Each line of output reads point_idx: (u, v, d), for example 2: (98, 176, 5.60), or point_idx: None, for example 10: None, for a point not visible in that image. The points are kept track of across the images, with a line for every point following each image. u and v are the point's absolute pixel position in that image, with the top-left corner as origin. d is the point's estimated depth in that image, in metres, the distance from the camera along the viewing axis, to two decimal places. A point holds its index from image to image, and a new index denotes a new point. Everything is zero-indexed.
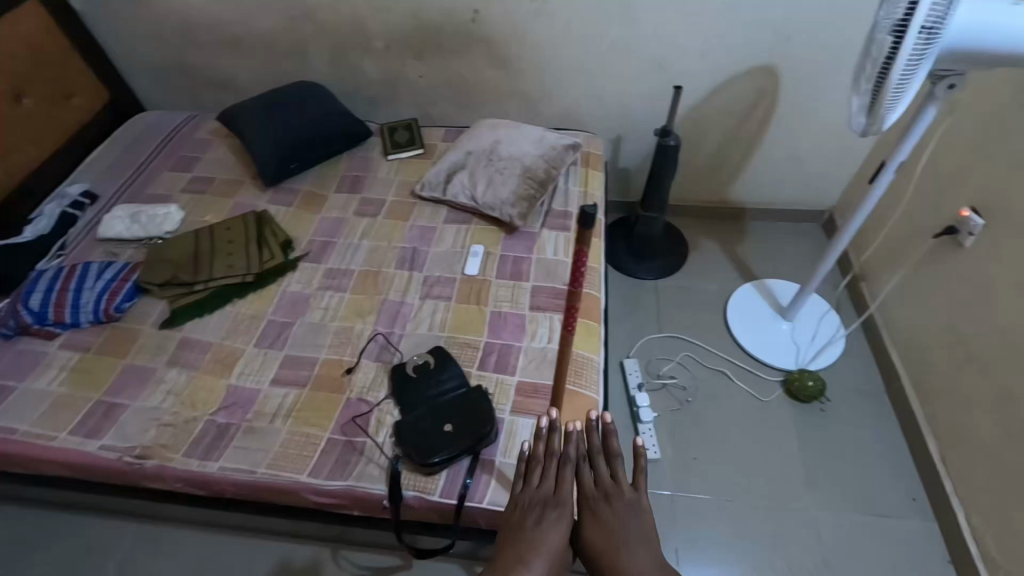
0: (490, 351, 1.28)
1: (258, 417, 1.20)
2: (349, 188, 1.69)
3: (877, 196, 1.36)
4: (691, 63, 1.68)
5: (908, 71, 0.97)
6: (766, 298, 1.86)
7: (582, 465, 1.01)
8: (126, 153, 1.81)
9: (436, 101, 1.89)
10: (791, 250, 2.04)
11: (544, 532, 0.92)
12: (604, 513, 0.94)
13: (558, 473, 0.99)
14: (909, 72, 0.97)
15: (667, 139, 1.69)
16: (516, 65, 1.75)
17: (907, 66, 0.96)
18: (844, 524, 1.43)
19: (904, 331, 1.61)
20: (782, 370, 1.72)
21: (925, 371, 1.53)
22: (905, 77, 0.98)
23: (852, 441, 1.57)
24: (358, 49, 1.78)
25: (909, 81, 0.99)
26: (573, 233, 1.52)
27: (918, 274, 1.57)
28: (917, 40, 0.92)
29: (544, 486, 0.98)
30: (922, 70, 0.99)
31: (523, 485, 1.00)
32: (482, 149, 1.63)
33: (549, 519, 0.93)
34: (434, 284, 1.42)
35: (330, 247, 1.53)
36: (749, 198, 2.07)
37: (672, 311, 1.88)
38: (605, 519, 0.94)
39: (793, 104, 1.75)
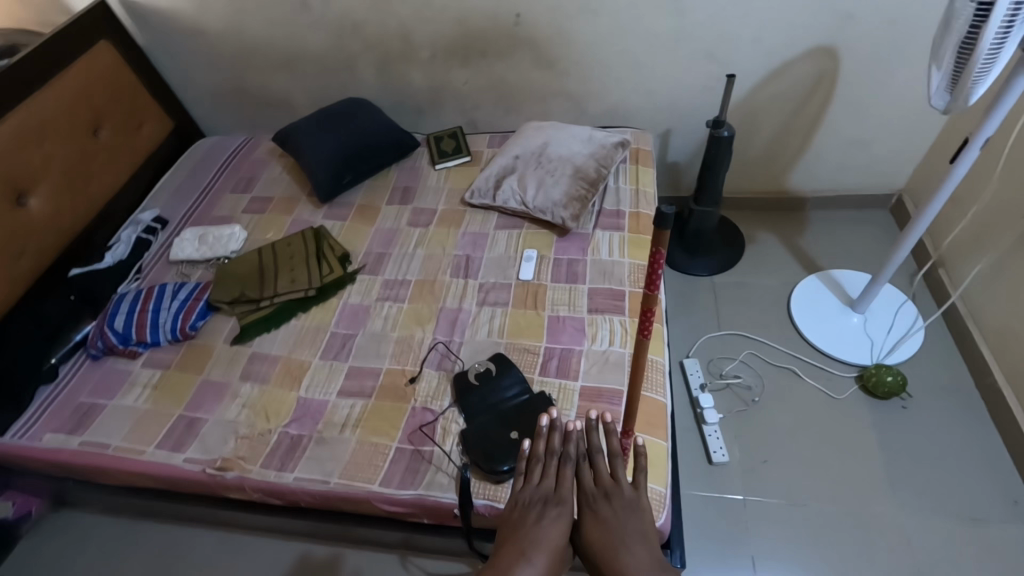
0: (551, 355, 1.27)
1: (328, 428, 1.23)
2: (400, 199, 1.72)
3: (959, 176, 1.26)
4: (743, 49, 1.62)
5: (999, 41, 0.90)
6: (833, 290, 1.77)
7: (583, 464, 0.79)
8: (191, 178, 1.91)
9: (480, 107, 1.90)
10: (858, 237, 1.93)
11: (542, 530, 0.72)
12: (608, 514, 0.74)
13: (556, 472, 0.78)
14: (999, 41, 0.90)
15: (720, 130, 1.64)
16: (560, 66, 1.74)
17: (997, 36, 0.89)
18: (936, 529, 1.34)
19: (993, 320, 1.50)
20: (856, 365, 1.63)
21: (1021, 362, 1.41)
22: (995, 48, 0.91)
23: (940, 440, 1.47)
24: (403, 62, 1.81)
25: (1000, 51, 0.92)
26: (628, 232, 1.49)
27: (1006, 258, 1.45)
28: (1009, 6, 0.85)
29: (544, 485, 0.78)
30: (1016, 38, 0.91)
31: (521, 483, 0.79)
32: (529, 152, 1.63)
33: (549, 516, 0.74)
34: (490, 290, 1.42)
35: (386, 258, 1.56)
36: (808, 186, 1.97)
37: (732, 308, 1.81)
38: (607, 520, 0.73)
39: (855, 83, 1.66)
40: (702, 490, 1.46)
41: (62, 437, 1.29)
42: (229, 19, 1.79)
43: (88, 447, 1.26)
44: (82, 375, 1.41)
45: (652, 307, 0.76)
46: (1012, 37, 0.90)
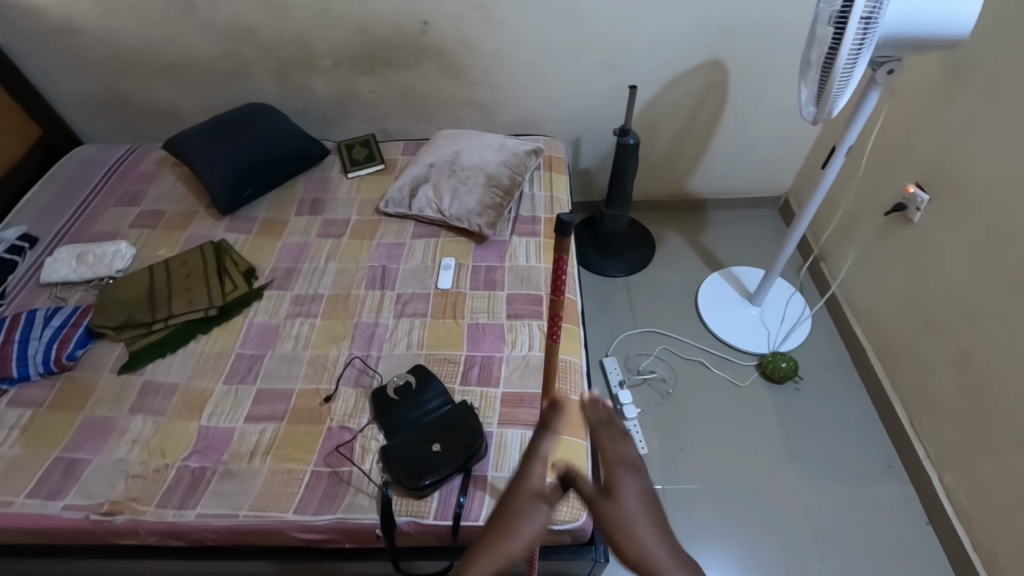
0: (471, 364, 1.27)
1: (235, 458, 1.14)
2: (310, 210, 1.65)
3: (829, 179, 1.41)
4: (642, 62, 1.72)
5: (853, 59, 1.01)
6: (733, 286, 1.92)
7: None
8: (65, 191, 1.71)
9: (391, 115, 1.86)
10: (752, 237, 2.10)
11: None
12: None
13: None
14: (854, 59, 1.02)
15: (626, 138, 1.72)
16: (470, 74, 1.74)
17: (851, 54, 1.01)
18: (828, 498, 1.48)
19: (865, 306, 1.68)
20: (755, 354, 1.77)
21: (888, 342, 1.60)
22: (850, 66, 1.02)
23: (827, 416, 1.63)
24: (306, 67, 1.73)
25: (854, 68, 1.03)
26: (544, 237, 1.52)
27: (872, 251, 1.64)
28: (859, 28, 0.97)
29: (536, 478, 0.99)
30: (866, 57, 1.03)
31: None
32: (443, 160, 1.62)
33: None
34: (407, 301, 1.40)
35: (296, 272, 1.48)
36: (707, 190, 2.12)
37: (645, 307, 1.91)
38: None
39: (742, 96, 1.81)
40: None
41: None
42: (102, 17, 1.63)
43: None
44: None
45: (559, 312, 0.78)
46: (864, 56, 1.02)
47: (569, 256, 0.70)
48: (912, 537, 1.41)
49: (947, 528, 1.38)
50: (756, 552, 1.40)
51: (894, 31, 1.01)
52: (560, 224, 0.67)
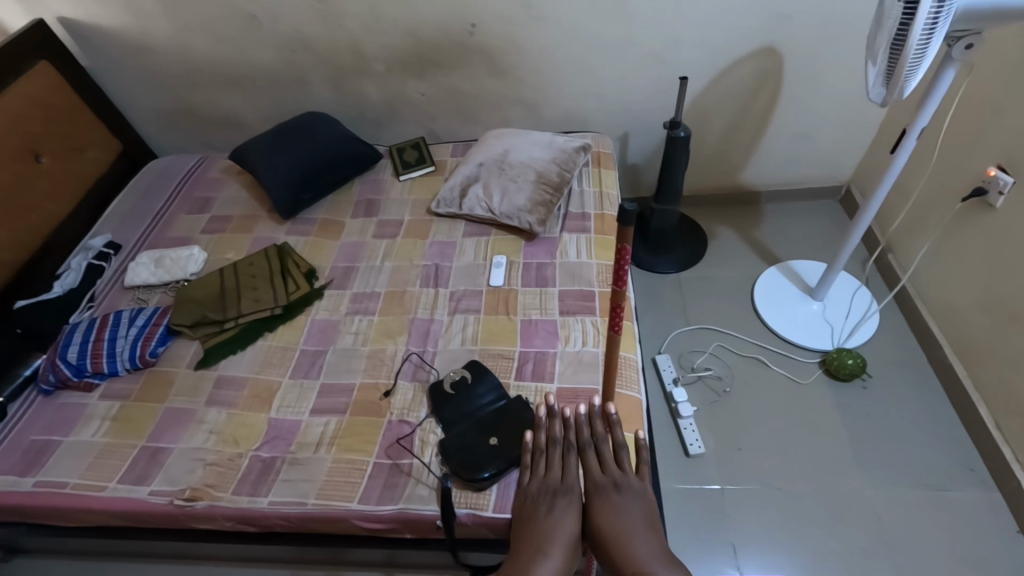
0: (525, 360, 1.28)
1: (301, 448, 1.19)
2: (365, 212, 1.71)
3: (899, 165, 1.33)
4: (693, 53, 1.68)
5: (928, 36, 0.96)
6: (793, 280, 1.84)
7: (584, 456, 1.03)
8: (144, 201, 1.84)
9: (440, 117, 1.90)
10: (812, 228, 2.01)
11: (557, 524, 0.96)
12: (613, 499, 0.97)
13: (561, 462, 1.03)
14: (928, 37, 0.96)
15: (677, 131, 1.68)
16: (517, 73, 1.76)
17: (926, 32, 0.96)
18: (902, 502, 1.39)
19: (941, 300, 1.57)
20: (818, 350, 1.69)
21: (967, 338, 1.49)
22: (924, 44, 0.97)
23: (900, 416, 1.53)
24: (360, 73, 1.79)
25: (929, 46, 0.98)
26: (594, 233, 1.52)
27: (948, 240, 1.53)
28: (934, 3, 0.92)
29: (551, 475, 1.02)
30: (943, 34, 0.98)
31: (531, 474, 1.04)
32: (493, 159, 1.63)
33: (561, 506, 0.98)
34: (460, 298, 1.42)
35: (353, 272, 1.54)
36: (762, 182, 2.05)
37: (698, 303, 1.86)
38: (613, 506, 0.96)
39: (799, 82, 1.74)
40: (681, 483, 1.48)
41: (13, 479, 1.21)
42: (176, 36, 1.75)
43: (43, 487, 1.19)
44: (34, 413, 1.33)
45: (622, 301, 0.77)
46: (940, 32, 0.97)
47: (632, 246, 0.70)
48: (1001, 548, 1.31)
49: None
50: (822, 557, 1.34)
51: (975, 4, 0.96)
52: (624, 213, 0.66)
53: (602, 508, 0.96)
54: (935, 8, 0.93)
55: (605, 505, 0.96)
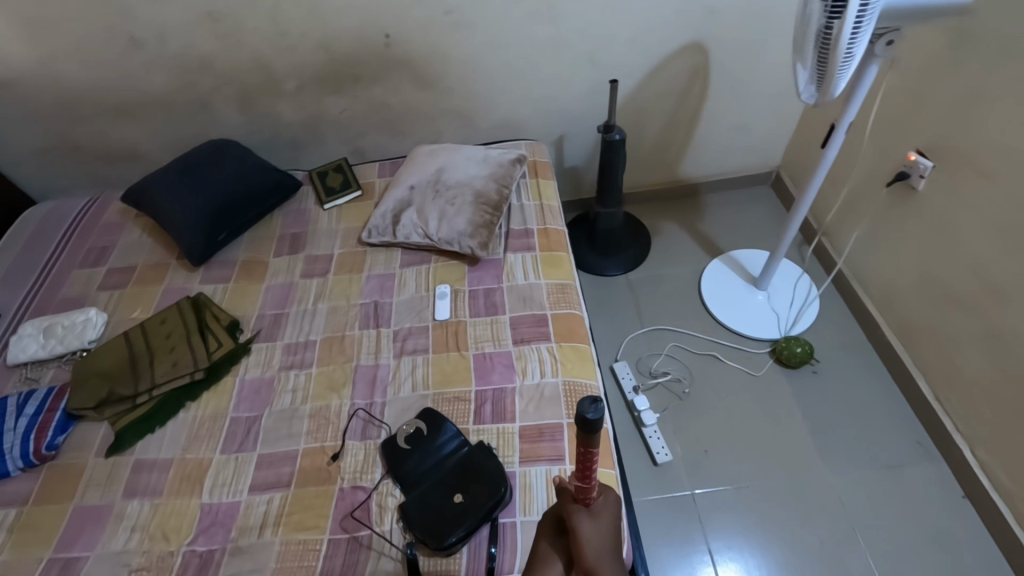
0: (483, 400, 1.19)
1: (243, 534, 1.06)
2: (290, 248, 1.55)
3: (831, 158, 1.34)
4: (622, 52, 1.64)
5: (856, 32, 0.94)
6: (737, 272, 1.87)
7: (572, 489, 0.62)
8: (25, 257, 1.60)
9: (364, 135, 1.76)
10: (749, 217, 2.05)
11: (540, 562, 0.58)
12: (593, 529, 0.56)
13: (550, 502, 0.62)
14: (857, 32, 0.94)
15: (612, 134, 1.64)
16: (443, 84, 1.65)
17: (854, 28, 0.93)
18: (861, 483, 1.44)
19: (875, 280, 1.63)
20: (768, 341, 1.72)
21: (903, 316, 1.55)
22: (854, 40, 0.94)
23: (849, 397, 1.59)
24: (267, 95, 1.63)
25: (858, 42, 0.96)
26: (540, 250, 1.45)
27: (878, 223, 1.58)
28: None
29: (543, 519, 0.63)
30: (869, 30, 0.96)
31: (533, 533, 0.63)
32: (425, 180, 1.52)
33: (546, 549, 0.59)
34: (406, 337, 1.32)
35: (284, 319, 1.39)
36: (698, 174, 2.06)
37: (650, 304, 1.86)
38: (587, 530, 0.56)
39: (726, 76, 1.74)
40: (652, 493, 1.47)
41: None
42: (41, 65, 1.51)
43: None
44: None
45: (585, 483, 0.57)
46: (868, 27, 0.94)
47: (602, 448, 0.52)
48: (951, 516, 1.38)
49: (985, 503, 1.35)
50: (795, 549, 1.36)
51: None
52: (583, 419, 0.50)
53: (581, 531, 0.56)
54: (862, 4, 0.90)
55: (591, 526, 0.57)
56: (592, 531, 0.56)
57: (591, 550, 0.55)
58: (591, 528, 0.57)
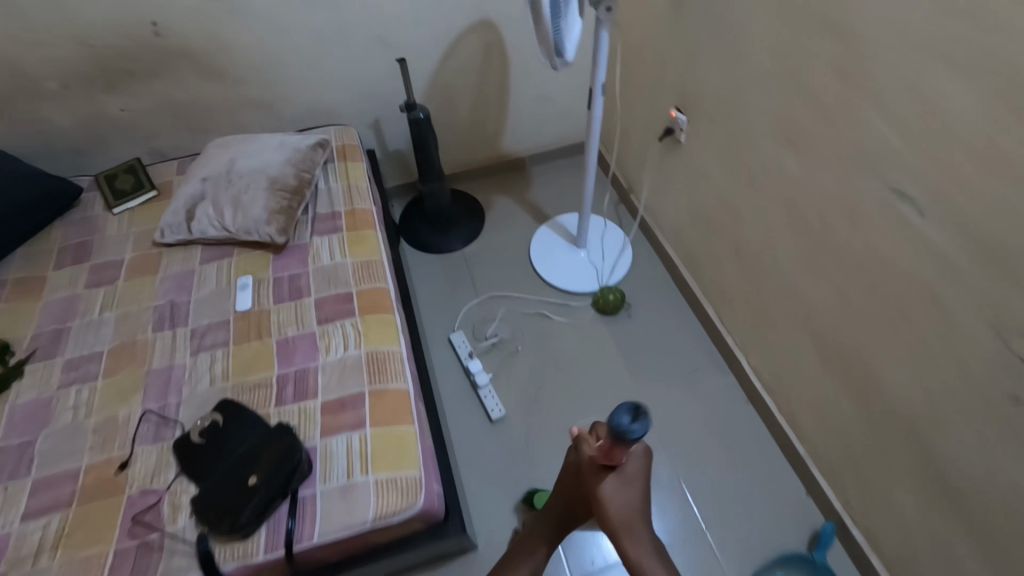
0: (285, 382, 1.19)
1: (14, 565, 0.98)
2: (73, 259, 1.43)
3: (598, 119, 1.48)
4: (413, 33, 1.68)
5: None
6: (561, 234, 2.00)
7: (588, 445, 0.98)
8: None
9: (155, 132, 1.66)
10: (572, 182, 2.20)
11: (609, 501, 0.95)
12: (615, 491, 0.95)
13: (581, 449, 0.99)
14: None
15: (416, 113, 1.67)
16: (231, 73, 1.59)
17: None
18: (668, 403, 1.63)
19: (668, 225, 1.83)
20: (588, 293, 1.87)
21: (690, 253, 1.76)
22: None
23: (657, 331, 1.78)
24: (26, 95, 1.49)
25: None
26: (346, 231, 1.46)
27: (661, 175, 1.78)
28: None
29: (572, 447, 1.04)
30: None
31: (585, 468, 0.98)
32: (216, 171, 1.45)
33: (610, 492, 0.95)
34: (204, 333, 1.27)
35: (64, 334, 1.28)
36: (521, 147, 2.18)
37: (484, 273, 1.95)
38: (611, 493, 0.95)
39: (521, 52, 1.85)
40: (489, 448, 1.56)
41: None
42: None
43: None
44: None
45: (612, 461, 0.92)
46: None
47: (627, 444, 0.87)
48: (738, 419, 1.59)
49: (760, 403, 1.58)
50: None
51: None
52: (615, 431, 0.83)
53: (607, 492, 0.95)
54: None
55: (609, 488, 0.95)
56: (614, 494, 0.95)
57: (619, 506, 0.95)
58: (613, 490, 0.95)
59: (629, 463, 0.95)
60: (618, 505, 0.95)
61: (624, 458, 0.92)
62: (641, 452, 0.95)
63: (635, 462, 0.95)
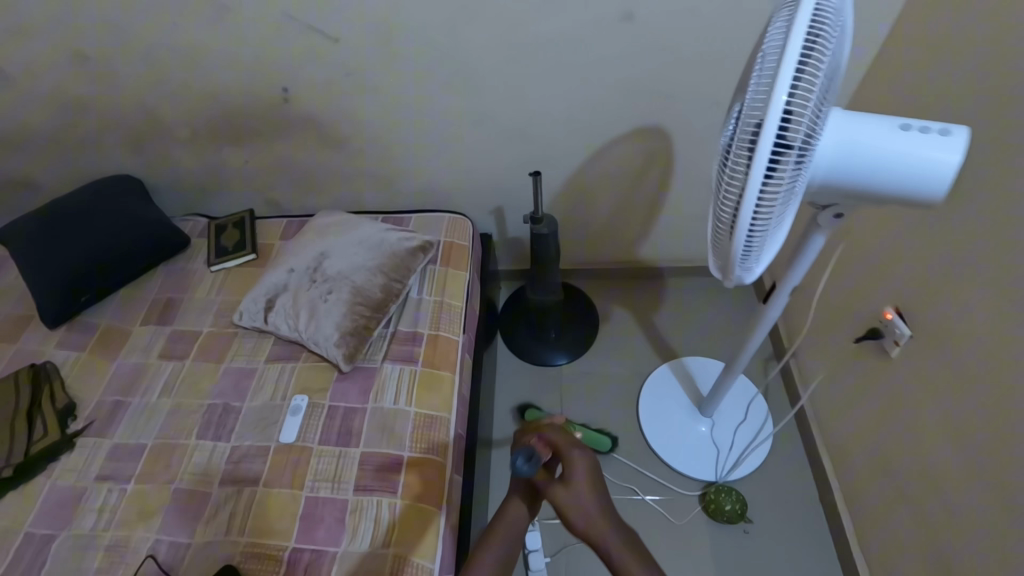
0: (295, 564, 1.00)
1: None
2: (160, 317, 1.39)
3: (773, 315, 1.07)
4: (560, 131, 1.38)
5: (767, 204, 0.67)
6: (684, 386, 1.60)
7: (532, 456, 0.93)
8: None
9: (272, 185, 1.57)
10: (717, 315, 1.77)
11: (563, 511, 0.77)
12: (563, 494, 0.78)
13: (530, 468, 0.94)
14: (768, 203, 0.67)
15: (540, 227, 1.39)
16: (353, 144, 1.43)
17: (759, 202, 0.66)
18: None
19: (833, 434, 1.36)
20: (699, 482, 1.46)
21: (856, 490, 1.27)
22: (761, 213, 0.67)
23: (780, 574, 1.31)
24: (157, 138, 1.46)
25: (772, 217, 0.69)
26: (420, 365, 1.23)
27: (843, 373, 1.31)
28: (768, 165, 0.63)
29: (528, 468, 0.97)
30: (792, 201, 0.69)
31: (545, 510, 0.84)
32: (304, 264, 1.32)
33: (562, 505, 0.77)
34: (241, 460, 1.14)
35: (122, 411, 1.23)
36: (662, 257, 1.79)
37: (577, 408, 1.62)
38: (560, 497, 0.78)
39: (690, 165, 1.46)
40: None
41: None
42: None
43: None
44: None
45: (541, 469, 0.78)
46: (787, 197, 0.67)
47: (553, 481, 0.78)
48: None
49: None
50: None
51: (835, 169, 0.68)
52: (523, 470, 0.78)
53: (561, 492, 0.78)
54: (773, 167, 0.64)
55: (566, 488, 0.78)
56: (568, 491, 0.77)
57: (575, 506, 0.76)
58: (566, 491, 0.78)
59: (576, 468, 0.79)
60: (572, 506, 0.77)
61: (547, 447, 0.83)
62: (579, 450, 0.81)
63: (581, 463, 0.80)
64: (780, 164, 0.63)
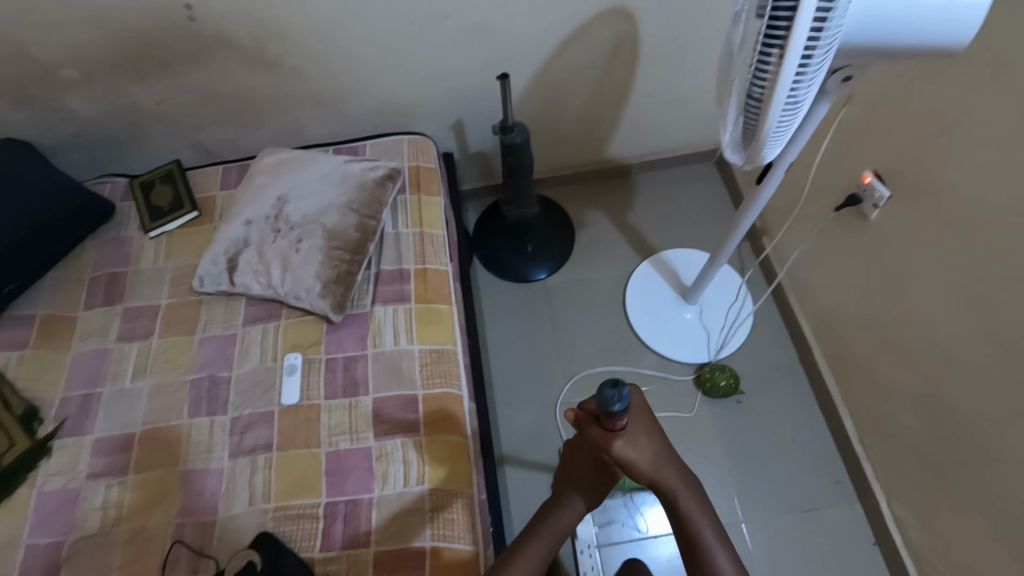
0: (333, 517, 0.99)
1: None
2: (105, 297, 1.23)
3: (767, 196, 1.06)
4: (520, 20, 1.24)
5: (794, 91, 0.66)
6: (668, 279, 1.62)
7: None
8: None
9: (196, 127, 1.36)
10: (689, 204, 1.77)
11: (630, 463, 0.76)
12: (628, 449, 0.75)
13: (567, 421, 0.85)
14: (796, 90, 0.66)
15: (512, 137, 1.30)
16: (286, 64, 1.24)
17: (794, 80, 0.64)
18: (782, 529, 1.33)
19: (812, 298, 1.45)
20: (692, 366, 1.53)
21: (838, 347, 1.38)
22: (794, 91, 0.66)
23: (774, 432, 1.44)
24: (42, 86, 1.21)
25: (800, 96, 0.68)
26: (414, 302, 1.17)
27: (822, 243, 1.36)
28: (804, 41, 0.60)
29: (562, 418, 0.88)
30: (817, 75, 0.66)
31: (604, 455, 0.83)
32: (263, 213, 1.19)
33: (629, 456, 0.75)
34: (245, 430, 1.07)
35: (94, 404, 1.12)
36: (631, 153, 1.74)
37: (568, 316, 1.62)
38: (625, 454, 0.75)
39: (659, 47, 1.38)
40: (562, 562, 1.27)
41: None
42: None
43: None
44: None
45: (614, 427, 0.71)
46: (813, 79, 0.66)
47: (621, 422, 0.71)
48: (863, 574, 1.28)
49: (896, 564, 1.25)
50: None
51: (862, 26, 0.64)
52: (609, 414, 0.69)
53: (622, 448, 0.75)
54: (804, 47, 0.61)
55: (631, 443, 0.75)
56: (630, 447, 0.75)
57: (638, 455, 0.75)
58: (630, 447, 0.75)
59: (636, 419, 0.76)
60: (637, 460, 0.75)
61: (621, 421, 0.71)
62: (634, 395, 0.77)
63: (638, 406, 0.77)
64: (813, 48, 0.61)
